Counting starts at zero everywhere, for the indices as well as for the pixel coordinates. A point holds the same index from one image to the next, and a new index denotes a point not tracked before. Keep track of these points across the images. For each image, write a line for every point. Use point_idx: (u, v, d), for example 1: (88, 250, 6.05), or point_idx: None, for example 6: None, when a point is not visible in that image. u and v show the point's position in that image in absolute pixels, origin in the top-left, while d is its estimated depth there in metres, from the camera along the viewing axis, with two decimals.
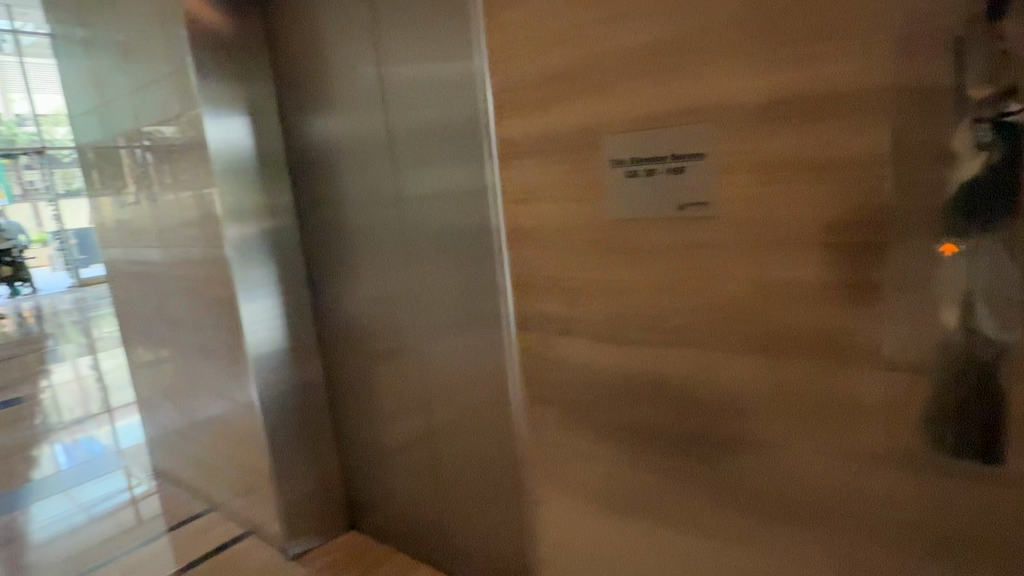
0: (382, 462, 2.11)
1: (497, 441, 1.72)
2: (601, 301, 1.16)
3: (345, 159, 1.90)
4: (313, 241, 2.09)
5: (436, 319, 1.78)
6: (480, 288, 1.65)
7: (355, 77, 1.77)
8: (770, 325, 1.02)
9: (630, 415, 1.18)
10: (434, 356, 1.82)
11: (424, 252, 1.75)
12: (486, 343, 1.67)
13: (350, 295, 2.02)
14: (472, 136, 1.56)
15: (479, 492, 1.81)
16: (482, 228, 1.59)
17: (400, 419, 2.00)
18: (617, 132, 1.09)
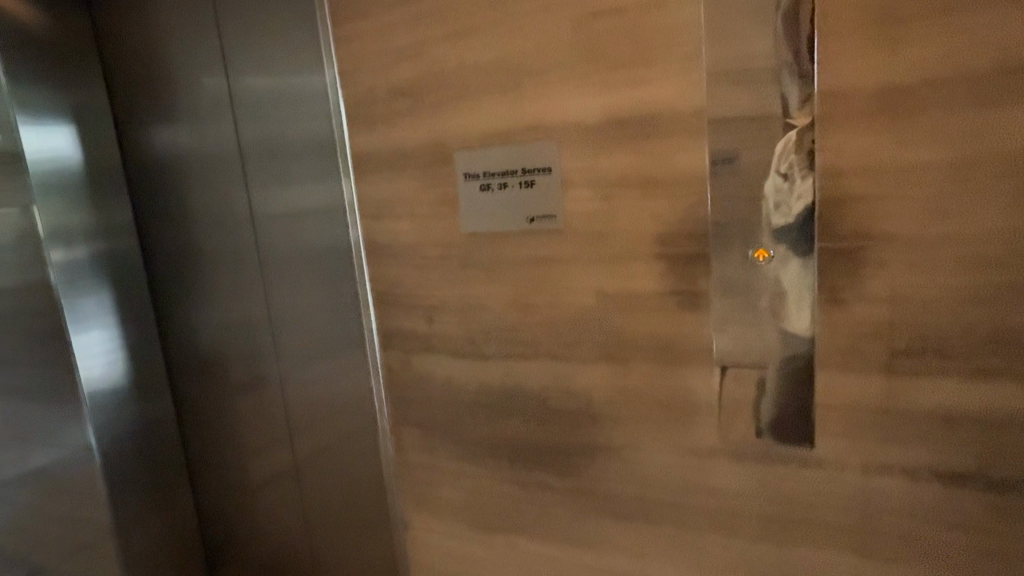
0: (251, 489, 2.04)
1: (373, 454, 1.75)
2: (460, 314, 1.18)
3: (191, 174, 1.86)
4: (149, 264, 2.01)
5: (302, 335, 1.77)
6: (340, 302, 1.67)
7: (203, 89, 1.76)
8: (614, 333, 1.06)
9: (492, 428, 1.18)
10: (304, 373, 1.81)
11: (286, 267, 1.75)
12: (350, 357, 1.70)
13: (201, 317, 1.96)
14: (327, 152, 1.60)
15: (363, 508, 1.82)
16: (341, 243, 1.63)
17: (273, 443, 1.94)
18: (468, 146, 1.12)
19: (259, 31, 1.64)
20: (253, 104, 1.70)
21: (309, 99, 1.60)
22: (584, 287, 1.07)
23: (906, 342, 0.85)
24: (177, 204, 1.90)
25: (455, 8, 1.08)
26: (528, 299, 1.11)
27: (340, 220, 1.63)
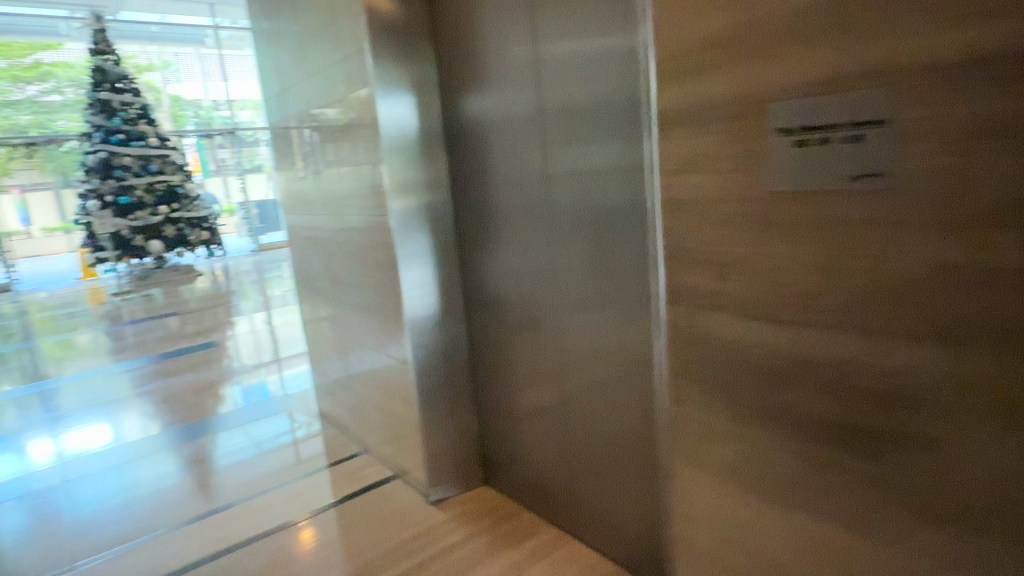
0: (520, 417, 2.34)
1: (635, 406, 1.82)
2: (755, 275, 1.13)
3: (497, 136, 2.09)
4: (466, 216, 2.31)
5: (582, 288, 1.91)
6: (625, 260, 1.74)
7: (513, 57, 1.94)
8: (948, 310, 0.90)
9: (779, 395, 1.14)
10: (580, 323, 1.95)
11: (573, 223, 1.88)
12: (626, 312, 1.78)
13: (500, 265, 2.22)
14: (627, 110, 1.63)
15: (614, 455, 1.94)
16: (631, 202, 1.68)
17: (544, 380, 2.16)
18: (785, 98, 1.02)
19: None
20: (556, 69, 1.81)
21: (612, 60, 1.63)
22: (914, 253, 0.92)
23: None
24: (483, 166, 2.18)
25: None
26: (839, 264, 1.01)
27: (634, 179, 1.66)
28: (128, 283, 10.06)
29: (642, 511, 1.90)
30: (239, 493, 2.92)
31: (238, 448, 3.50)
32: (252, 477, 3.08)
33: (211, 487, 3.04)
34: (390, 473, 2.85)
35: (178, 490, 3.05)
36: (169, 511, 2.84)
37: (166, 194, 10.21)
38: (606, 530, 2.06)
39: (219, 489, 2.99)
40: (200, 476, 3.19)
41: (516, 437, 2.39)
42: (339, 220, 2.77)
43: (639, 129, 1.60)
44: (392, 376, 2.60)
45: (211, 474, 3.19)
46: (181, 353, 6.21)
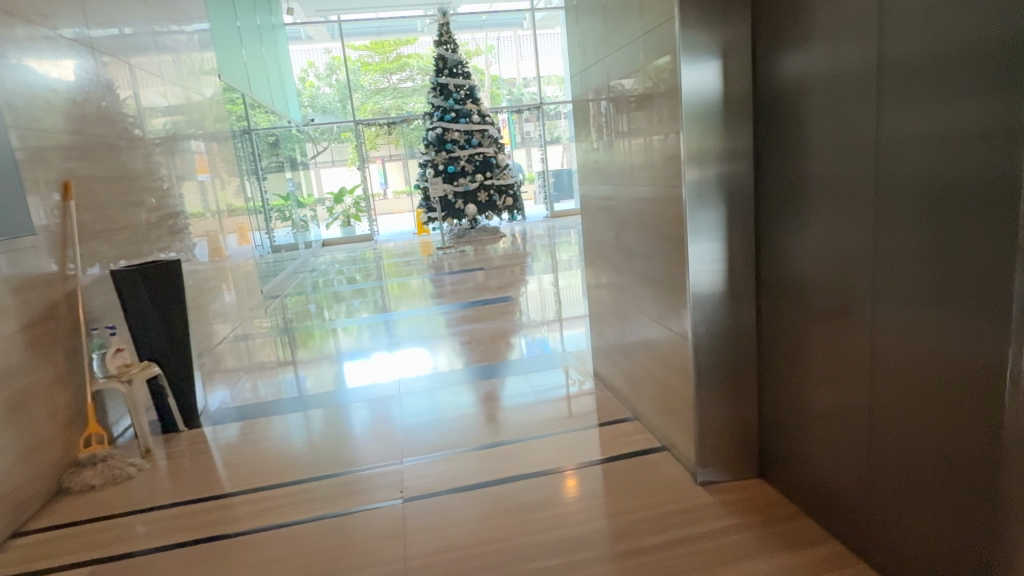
0: (811, 414, 2.12)
1: (973, 430, 1.49)
2: None
3: (816, 101, 1.87)
4: (769, 188, 2.14)
5: (910, 277, 1.61)
6: (979, 248, 1.40)
7: (846, 10, 1.70)
8: None
9: None
10: (902, 318, 1.66)
11: (906, 200, 1.59)
12: (971, 315, 1.45)
13: (804, 244, 2.01)
14: (1003, 64, 1.29)
15: (934, 482, 1.63)
16: (998, 178, 1.33)
17: (846, 378, 1.91)
18: None
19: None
20: (904, 15, 1.52)
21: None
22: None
23: None
24: (795, 133, 1.98)
25: None
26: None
27: (999, 146, 1.32)
28: (450, 240, 11.98)
29: (965, 555, 1.57)
30: (521, 432, 3.31)
31: (522, 392, 3.96)
32: (531, 419, 3.47)
33: (498, 421, 3.53)
34: (658, 444, 2.88)
35: (474, 419, 3.60)
36: (467, 434, 3.38)
37: (483, 164, 11.77)
38: (911, 565, 1.75)
39: (505, 425, 3.44)
40: (490, 410, 3.72)
41: (803, 436, 2.18)
42: (631, 190, 2.83)
43: (1022, 86, 1.26)
44: (670, 348, 2.60)
45: (499, 410, 3.70)
46: (484, 303, 7.20)
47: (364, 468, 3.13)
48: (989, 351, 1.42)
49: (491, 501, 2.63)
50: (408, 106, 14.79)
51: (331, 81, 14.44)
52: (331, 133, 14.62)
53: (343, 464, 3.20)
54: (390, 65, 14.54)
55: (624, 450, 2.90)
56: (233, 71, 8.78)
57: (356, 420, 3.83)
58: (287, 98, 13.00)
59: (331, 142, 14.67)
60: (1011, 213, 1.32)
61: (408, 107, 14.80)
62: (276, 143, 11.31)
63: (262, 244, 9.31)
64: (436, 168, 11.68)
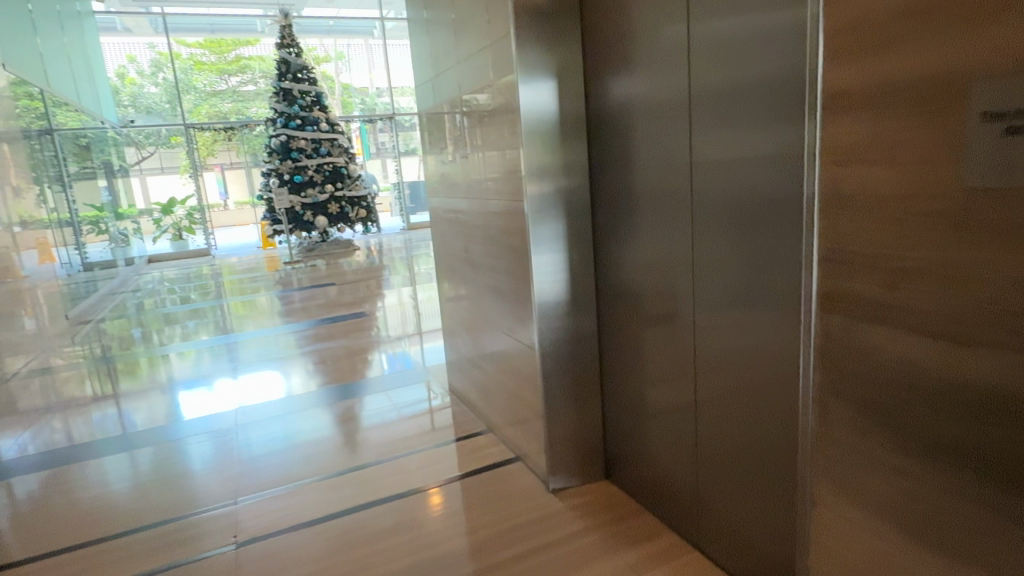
0: (647, 416, 2.26)
1: (776, 421, 1.67)
2: (933, 288, 0.96)
3: (640, 123, 2.01)
4: (603, 204, 2.26)
5: (725, 285, 1.77)
6: (774, 258, 1.58)
7: (662, 42, 1.85)
8: None
9: (957, 430, 0.96)
10: (718, 323, 1.82)
11: (716, 215, 1.75)
12: (771, 318, 1.62)
13: (636, 256, 2.14)
14: (785, 98, 1.46)
15: (749, 470, 1.80)
16: (786, 198, 1.51)
17: (675, 380, 2.06)
18: (995, 76, 0.83)
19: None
20: (708, 50, 1.68)
21: (772, 39, 1.47)
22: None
23: None
24: (623, 154, 2.11)
25: None
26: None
27: (786, 169, 1.50)
28: (299, 254, 11.29)
29: (774, 534, 1.75)
30: (380, 453, 3.16)
31: (381, 410, 3.80)
32: (390, 438, 3.33)
33: (355, 443, 3.33)
34: (512, 455, 2.91)
35: (330, 443, 3.38)
36: (322, 461, 3.15)
37: (333, 174, 11.27)
38: (733, 548, 1.92)
39: (364, 447, 3.26)
40: (347, 431, 3.52)
41: (642, 437, 2.32)
42: (478, 203, 2.84)
43: (800, 118, 1.43)
44: (520, 359, 2.63)
45: (356, 431, 3.50)
46: (337, 320, 6.85)
47: (198, 511, 2.78)
48: (785, 349, 1.60)
49: (339, 534, 2.46)
50: (250, 112, 13.76)
51: (157, 80, 12.99)
52: (158, 137, 13.15)
53: (172, 510, 2.81)
54: (228, 66, 13.43)
55: (478, 464, 2.88)
56: (26, 60, 7.51)
57: (194, 456, 3.42)
58: (101, 96, 11.45)
59: (157, 147, 13.16)
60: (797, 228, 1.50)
61: (250, 112, 13.76)
62: (87, 145, 9.88)
63: (71, 262, 8.06)
64: (281, 177, 10.96)
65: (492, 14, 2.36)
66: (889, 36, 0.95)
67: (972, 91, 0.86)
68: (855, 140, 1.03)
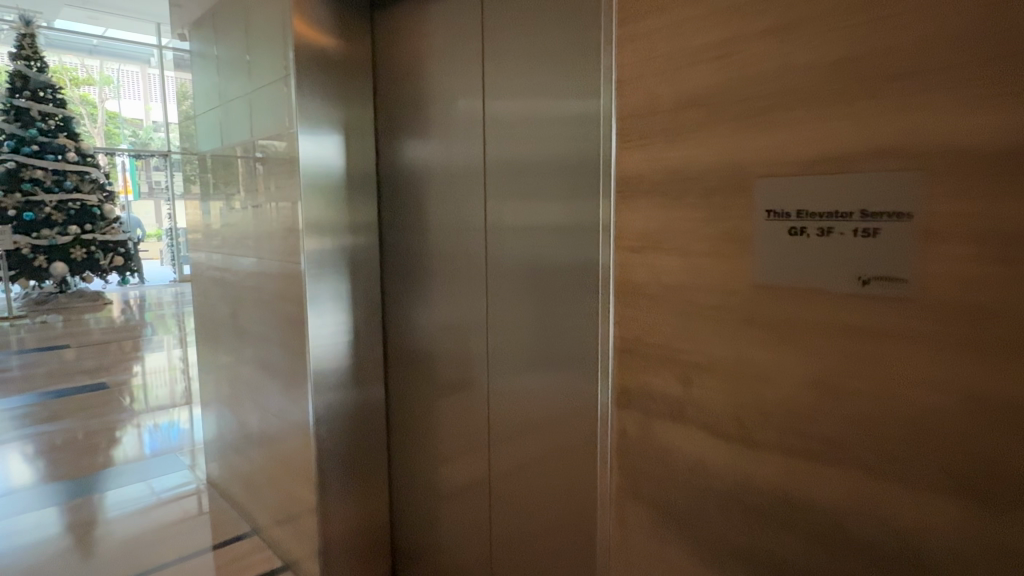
0: (440, 509, 2.03)
1: (574, 513, 1.57)
2: (723, 385, 0.92)
3: (435, 190, 1.87)
4: (396, 272, 2.06)
5: (522, 363, 1.67)
6: (570, 340, 1.52)
7: (458, 107, 1.75)
8: (961, 448, 0.71)
9: (748, 536, 0.91)
10: (516, 404, 1.70)
11: (513, 291, 1.66)
12: (569, 403, 1.55)
13: (429, 329, 1.96)
14: (578, 178, 1.44)
15: (547, 567, 1.67)
16: (581, 280, 1.47)
17: (471, 469, 1.88)
18: (775, 174, 0.83)
19: (523, 44, 1.55)
20: (504, 122, 1.62)
21: (567, 117, 1.45)
22: (935, 380, 0.73)
23: None
24: (417, 220, 1.95)
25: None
26: (826, 378, 0.81)
27: (580, 250, 1.46)
28: (22, 307, 9.04)
29: None
30: (128, 563, 2.53)
31: (131, 497, 3.15)
32: (147, 531, 2.78)
33: (95, 545, 2.68)
34: (280, 563, 2.43)
35: (59, 547, 2.66)
36: None
37: (80, 213, 9.39)
38: None
39: (105, 552, 2.61)
40: (80, 531, 2.80)
41: (434, 532, 2.08)
42: (251, 261, 2.43)
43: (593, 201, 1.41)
44: (293, 446, 2.23)
45: (95, 529, 2.81)
46: (65, 393, 5.45)
47: None
48: (582, 432, 1.52)
49: None
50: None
51: None
52: None
53: None
54: None
55: None
56: None
57: None
58: None
59: None
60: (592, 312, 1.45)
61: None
62: None
63: None
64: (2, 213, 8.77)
65: (277, 54, 2.08)
66: (681, 125, 0.92)
67: (754, 189, 0.85)
68: (650, 227, 0.98)
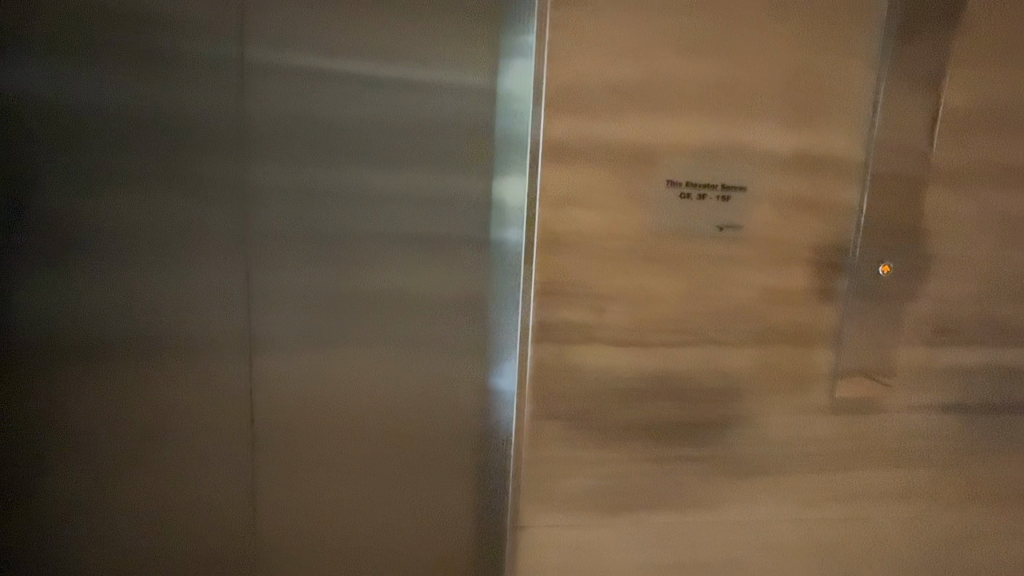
0: (135, 552, 1.50)
1: (382, 466, 1.54)
2: (631, 308, 1.23)
3: (129, 122, 1.35)
4: (27, 239, 1.36)
5: (304, 334, 1.47)
6: (383, 293, 1.47)
7: (191, 19, 1.34)
8: (766, 320, 1.28)
9: (643, 414, 1.26)
10: (296, 378, 1.48)
11: (291, 250, 1.44)
12: (377, 356, 1.50)
13: (111, 314, 1.40)
14: (398, 128, 1.42)
15: (338, 536, 1.55)
16: (402, 229, 1.46)
17: (210, 477, 1.50)
18: (674, 156, 1.21)
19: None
20: (278, 55, 1.38)
21: (385, 56, 1.40)
22: (755, 284, 1.26)
23: (941, 328, 1.35)
24: (85, 162, 1.35)
25: (688, 38, 1.19)
26: (700, 292, 1.24)
27: (399, 200, 1.44)
28: None
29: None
30: None
31: None
32: None
33: None
34: None
35: None
36: None
37: None
38: None
39: None
40: None
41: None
42: None
43: (419, 152, 1.43)
44: None
45: None
46: None
47: None
48: (398, 378, 1.51)
49: None
50: None
51: None
52: None
53: None
54: None
55: None
56: None
57: None
58: None
59: None
60: (416, 257, 1.46)
61: None
62: None
63: None
64: None
65: None
66: (610, 105, 1.17)
67: (660, 160, 1.20)
68: (574, 186, 1.18)
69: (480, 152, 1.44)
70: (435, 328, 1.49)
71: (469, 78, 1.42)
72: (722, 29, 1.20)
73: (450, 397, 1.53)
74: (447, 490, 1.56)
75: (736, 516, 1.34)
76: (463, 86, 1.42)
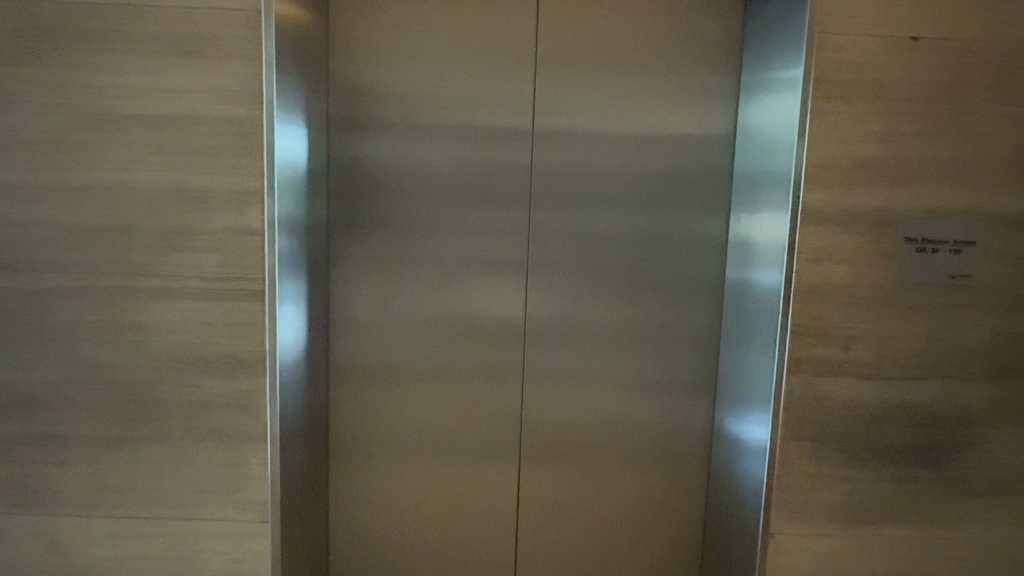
0: (425, 513, 1.89)
1: (620, 456, 1.87)
2: (871, 348, 1.44)
3: (439, 188, 1.77)
4: (358, 273, 1.79)
5: (563, 350, 1.83)
6: (628, 316, 1.82)
7: (488, 112, 1.75)
8: (992, 357, 1.45)
9: (880, 437, 1.47)
10: (553, 387, 1.84)
11: (558, 282, 1.81)
12: (621, 367, 1.84)
13: (415, 330, 1.81)
14: (648, 187, 1.78)
15: (582, 509, 1.90)
16: (647, 265, 1.81)
17: (484, 461, 1.88)
18: (911, 217, 1.41)
19: (573, 75, 1.74)
20: (554, 137, 1.76)
21: (636, 132, 1.76)
22: (981, 327, 1.45)
23: None
24: (405, 214, 1.77)
25: (927, 116, 1.38)
26: (932, 334, 1.44)
27: (644, 241, 1.80)
28: None
29: (607, 557, 1.92)
30: None
31: None
32: None
33: None
34: None
35: None
36: None
37: None
38: None
39: None
40: None
41: (408, 542, 1.90)
42: (9, 282, 1.36)
43: (661, 205, 1.79)
44: (185, 562, 1.44)
45: None
46: None
47: None
48: (635, 388, 1.85)
49: None
50: None
51: None
52: None
53: None
54: None
55: None
56: None
57: None
58: None
59: None
60: (657, 287, 1.81)
61: None
62: None
63: None
64: None
65: None
66: (858, 176, 1.39)
67: (900, 220, 1.41)
68: (825, 245, 1.41)
69: (710, 204, 1.79)
70: (666, 347, 1.84)
71: (700, 148, 1.77)
72: (959, 109, 1.38)
73: (677, 403, 1.86)
74: (668, 490, 1.89)
75: (961, 529, 1.51)
76: (694, 155, 1.77)
